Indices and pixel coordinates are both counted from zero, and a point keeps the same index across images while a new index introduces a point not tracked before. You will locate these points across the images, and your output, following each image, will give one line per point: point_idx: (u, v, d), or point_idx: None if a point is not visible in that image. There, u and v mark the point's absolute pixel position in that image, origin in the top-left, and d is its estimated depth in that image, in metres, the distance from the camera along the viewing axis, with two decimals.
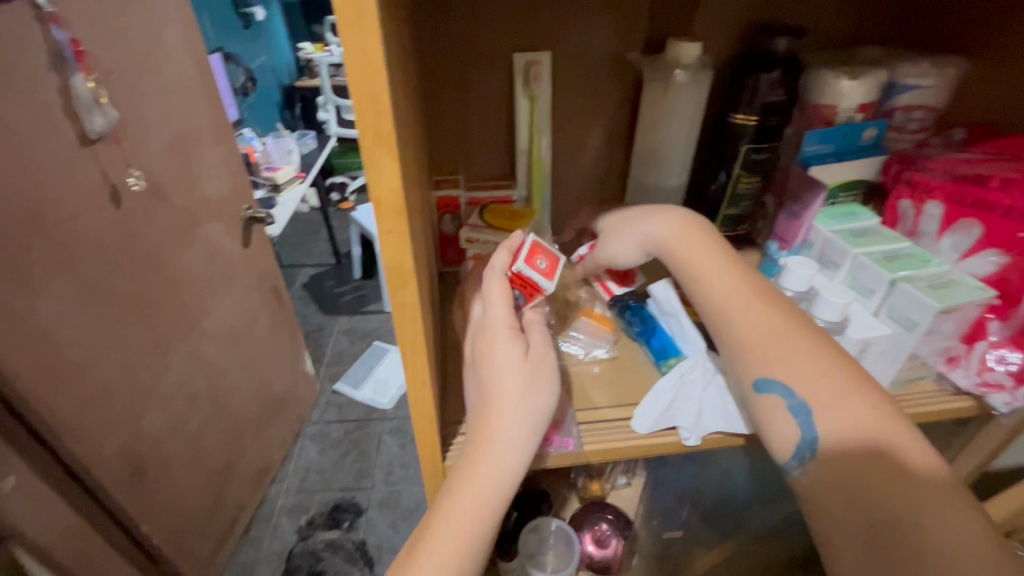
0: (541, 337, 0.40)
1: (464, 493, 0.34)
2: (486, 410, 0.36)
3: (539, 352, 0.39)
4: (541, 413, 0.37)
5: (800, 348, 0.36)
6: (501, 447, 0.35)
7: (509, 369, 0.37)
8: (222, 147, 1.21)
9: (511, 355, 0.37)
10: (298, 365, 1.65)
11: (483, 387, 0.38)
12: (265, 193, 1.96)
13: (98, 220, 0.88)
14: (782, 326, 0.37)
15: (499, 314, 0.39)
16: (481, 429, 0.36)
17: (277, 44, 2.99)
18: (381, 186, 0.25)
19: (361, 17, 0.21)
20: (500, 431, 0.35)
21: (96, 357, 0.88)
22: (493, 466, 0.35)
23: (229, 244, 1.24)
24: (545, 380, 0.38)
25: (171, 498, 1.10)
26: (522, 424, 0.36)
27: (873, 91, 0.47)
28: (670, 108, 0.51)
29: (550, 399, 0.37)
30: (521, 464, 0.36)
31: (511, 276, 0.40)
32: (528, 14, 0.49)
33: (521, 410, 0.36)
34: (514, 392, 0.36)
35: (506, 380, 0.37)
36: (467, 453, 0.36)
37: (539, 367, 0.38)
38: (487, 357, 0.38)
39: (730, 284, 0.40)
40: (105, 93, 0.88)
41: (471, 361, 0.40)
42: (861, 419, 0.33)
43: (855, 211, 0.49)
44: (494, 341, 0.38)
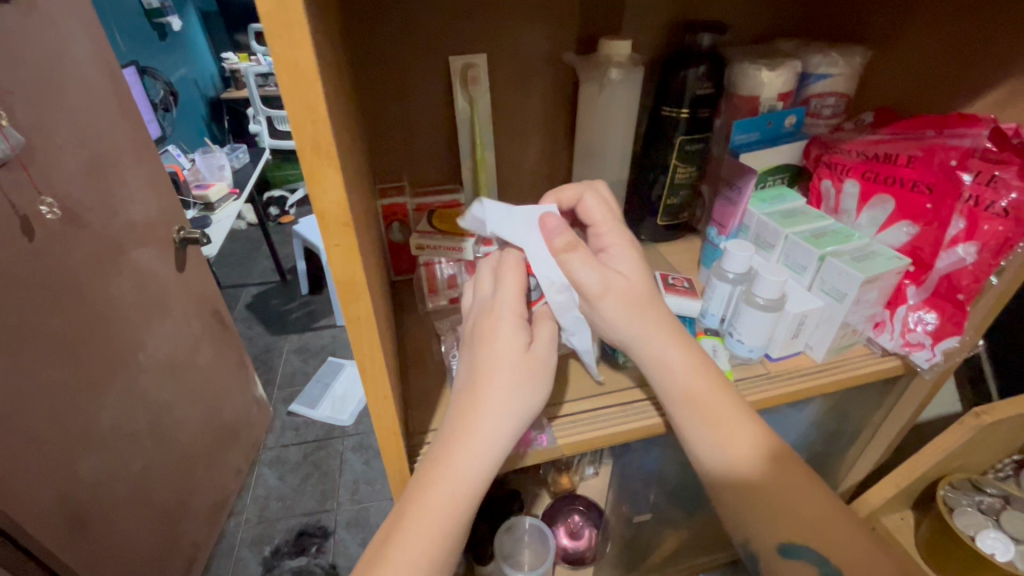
0: (548, 332, 0.40)
1: (441, 482, 0.34)
2: (473, 399, 0.36)
3: (542, 346, 0.39)
4: (529, 407, 0.37)
5: (736, 420, 0.40)
6: (479, 436, 0.35)
7: (508, 356, 0.37)
8: (145, 166, 1.14)
9: (513, 345, 0.37)
10: (248, 390, 1.58)
11: (472, 368, 0.38)
12: (198, 212, 1.86)
13: (10, 254, 0.80)
14: (718, 398, 0.40)
15: (507, 299, 0.39)
16: (464, 414, 0.36)
17: (198, 55, 2.84)
18: (324, 199, 0.24)
19: (288, 26, 0.20)
20: (484, 423, 0.35)
21: (19, 404, 0.80)
22: (470, 454, 0.35)
23: (161, 269, 1.17)
24: (541, 377, 0.38)
25: (118, 545, 1.02)
26: (508, 416, 0.36)
27: (790, 80, 0.50)
28: (605, 105, 0.52)
29: (543, 395, 0.37)
30: (498, 458, 0.36)
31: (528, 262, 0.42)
32: (461, 17, 0.49)
33: (511, 401, 0.36)
34: (505, 381, 0.36)
35: (501, 368, 0.37)
36: (445, 438, 0.36)
37: (538, 361, 0.38)
38: (486, 340, 0.38)
39: (689, 368, 0.40)
40: (5, 115, 0.80)
41: (464, 342, 0.40)
42: (792, 490, 0.39)
43: (783, 194, 0.52)
44: (498, 327, 0.38)
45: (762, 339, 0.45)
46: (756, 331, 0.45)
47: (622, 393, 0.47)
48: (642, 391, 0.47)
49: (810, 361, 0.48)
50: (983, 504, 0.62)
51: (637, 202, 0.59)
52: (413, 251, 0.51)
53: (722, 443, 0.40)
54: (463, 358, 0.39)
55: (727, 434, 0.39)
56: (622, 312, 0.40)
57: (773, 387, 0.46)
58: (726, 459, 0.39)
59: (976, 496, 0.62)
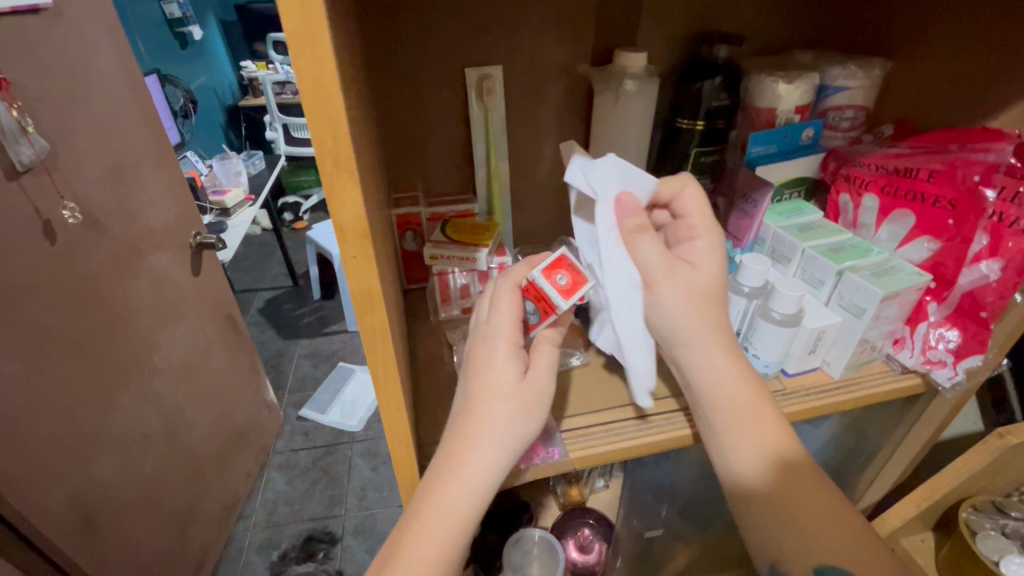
0: (547, 361, 0.39)
1: (433, 514, 0.34)
2: (466, 432, 0.36)
3: (538, 378, 0.38)
4: (521, 441, 0.36)
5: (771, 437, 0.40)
6: (472, 470, 0.35)
7: (503, 388, 0.36)
8: (164, 172, 1.16)
9: (508, 375, 0.37)
10: (259, 394, 1.59)
11: (468, 396, 0.37)
12: (214, 217, 1.89)
13: (32, 257, 0.82)
14: (759, 409, 0.40)
15: (503, 326, 0.38)
16: (457, 445, 0.35)
17: (216, 64, 2.90)
18: (343, 211, 0.24)
19: (312, 39, 0.20)
20: (476, 457, 0.35)
21: (35, 405, 0.82)
22: (464, 488, 0.35)
23: (177, 273, 1.19)
24: (535, 409, 0.37)
25: (129, 547, 1.03)
26: (500, 449, 0.35)
27: (808, 92, 0.50)
28: (620, 117, 0.52)
29: (534, 428, 0.37)
30: (489, 489, 0.36)
31: (526, 285, 0.40)
32: (477, 30, 0.49)
33: (503, 435, 0.35)
34: (500, 414, 0.36)
35: (496, 401, 0.36)
36: (438, 466, 0.35)
37: (533, 395, 0.37)
38: (482, 369, 0.37)
39: (737, 376, 0.40)
40: (31, 121, 0.82)
41: (462, 367, 0.39)
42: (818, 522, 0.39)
43: (800, 207, 0.52)
44: (494, 355, 0.37)
45: (779, 353, 0.45)
46: (773, 345, 0.44)
47: (633, 408, 0.46)
48: (655, 406, 0.46)
49: (827, 377, 0.47)
50: (1008, 529, 0.60)
51: None
52: (427, 261, 0.52)
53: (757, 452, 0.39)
54: (460, 383, 0.39)
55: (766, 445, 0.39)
56: (691, 310, 0.39)
57: (791, 403, 0.45)
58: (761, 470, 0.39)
59: (1001, 519, 0.60)
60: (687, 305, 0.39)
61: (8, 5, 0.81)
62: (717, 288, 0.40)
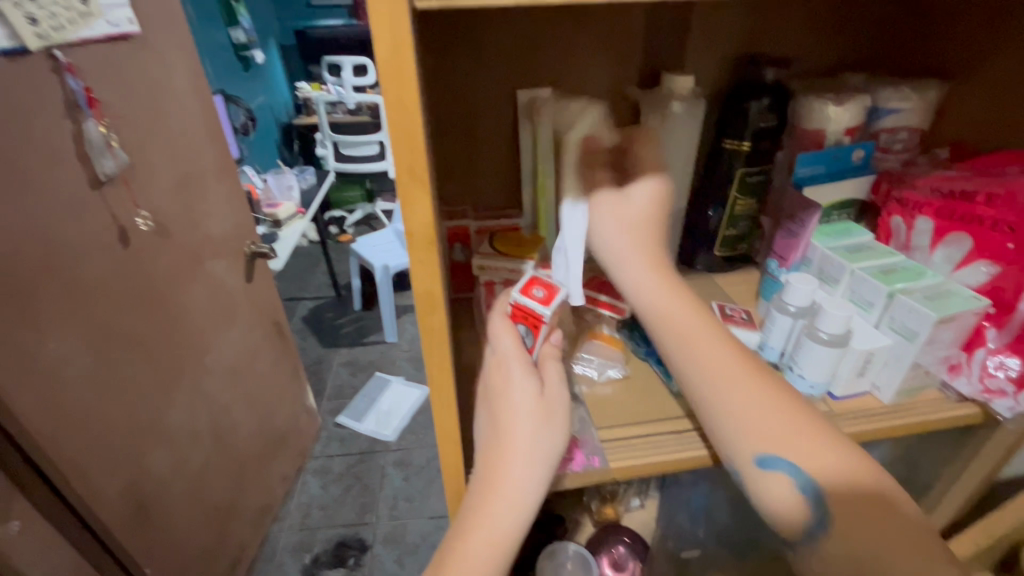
0: (556, 370, 0.43)
1: (478, 533, 0.38)
2: (498, 453, 0.39)
3: (552, 390, 0.42)
4: (551, 452, 0.40)
5: (795, 425, 0.38)
6: (510, 489, 0.38)
7: (524, 407, 0.40)
8: (226, 184, 1.24)
9: (527, 394, 0.40)
10: (300, 399, 1.64)
11: (494, 422, 0.41)
12: (267, 229, 1.99)
13: (107, 260, 0.90)
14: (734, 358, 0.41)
15: (511, 350, 0.42)
16: (493, 470, 0.39)
17: (274, 85, 3.08)
18: (415, 219, 0.27)
19: (399, 67, 0.23)
20: (513, 475, 0.38)
21: (102, 396, 0.88)
22: (505, 506, 0.38)
23: (232, 279, 1.26)
24: (557, 420, 0.40)
25: (174, 538, 1.08)
26: (534, 466, 0.39)
27: (857, 115, 0.50)
28: (667, 138, 0.54)
29: (561, 438, 0.40)
30: (529, 505, 0.39)
31: (512, 311, 0.44)
32: (529, 55, 0.52)
33: (534, 450, 0.39)
34: (526, 433, 0.39)
35: (520, 421, 0.39)
36: (478, 490, 0.39)
37: (551, 406, 0.41)
38: (503, 393, 0.41)
39: (685, 304, 0.45)
40: (114, 137, 0.90)
41: (484, 396, 0.43)
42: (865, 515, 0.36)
43: (849, 228, 0.51)
44: (509, 379, 0.41)
45: (825, 375, 0.44)
46: (819, 366, 0.44)
47: (675, 421, 0.46)
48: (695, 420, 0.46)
49: (877, 403, 0.46)
50: None
51: (693, 235, 0.61)
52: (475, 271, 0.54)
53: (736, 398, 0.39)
54: (484, 411, 0.43)
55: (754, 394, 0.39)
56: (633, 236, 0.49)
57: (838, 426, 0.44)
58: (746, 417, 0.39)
59: None
60: (615, 224, 0.49)
61: (102, 33, 0.89)
62: (649, 222, 0.50)
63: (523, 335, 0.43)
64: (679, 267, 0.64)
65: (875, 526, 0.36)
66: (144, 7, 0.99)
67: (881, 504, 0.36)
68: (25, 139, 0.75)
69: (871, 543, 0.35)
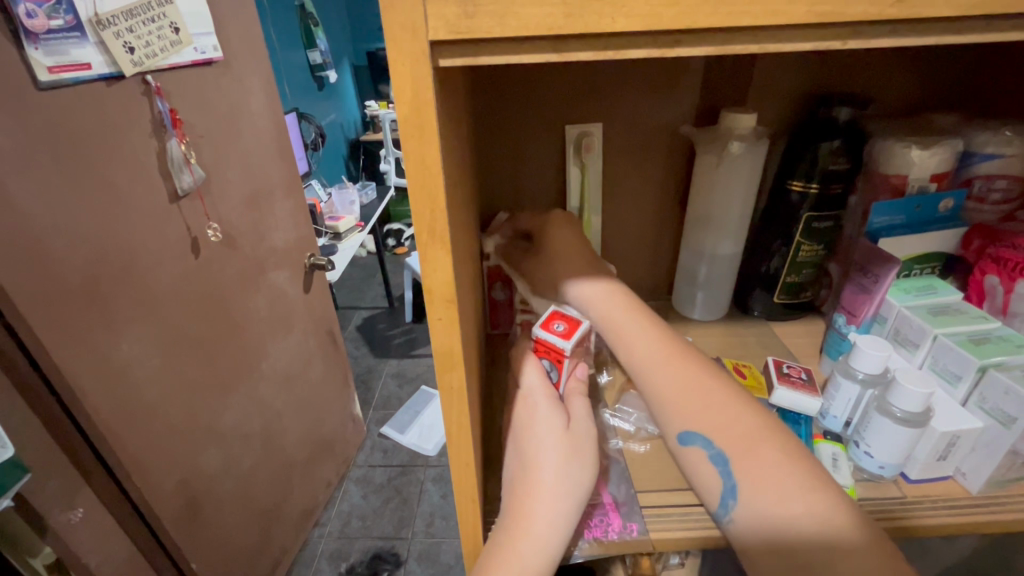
0: (583, 407, 0.42)
1: (503, 566, 0.33)
2: (524, 482, 0.37)
3: (580, 424, 0.40)
4: (582, 487, 0.37)
5: (787, 477, 0.33)
6: (537, 523, 0.35)
7: (550, 438, 0.38)
8: (292, 199, 1.30)
9: (553, 426, 0.39)
10: (347, 407, 1.68)
11: (521, 457, 0.38)
12: (328, 241, 2.08)
13: (178, 269, 0.95)
14: (723, 399, 0.38)
15: (537, 383, 0.42)
16: (519, 503, 0.36)
17: (345, 103, 3.24)
18: (434, 277, 0.25)
19: (422, 128, 0.21)
20: (540, 507, 0.35)
21: (164, 398, 0.93)
22: (532, 542, 0.34)
23: (291, 289, 1.31)
24: (586, 453, 0.38)
25: (221, 537, 1.12)
26: (564, 498, 0.36)
27: (947, 160, 0.45)
28: (724, 178, 0.51)
29: (591, 474, 0.38)
30: (559, 542, 0.35)
31: (536, 346, 0.44)
32: (581, 90, 0.50)
33: (563, 482, 0.36)
34: (554, 463, 0.37)
35: (547, 450, 0.37)
36: (503, 526, 0.35)
37: (579, 440, 0.39)
38: (530, 427, 0.39)
39: (656, 349, 0.42)
40: (193, 154, 0.96)
41: (509, 434, 0.42)
42: None
43: (934, 285, 0.46)
44: (535, 409, 0.40)
45: (897, 456, 0.39)
46: (891, 447, 0.39)
47: None
48: None
49: (962, 491, 0.40)
50: None
51: (752, 280, 0.57)
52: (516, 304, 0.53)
53: (727, 446, 0.36)
54: (510, 449, 0.41)
55: (741, 456, 0.35)
56: (596, 287, 0.46)
57: (913, 515, 0.38)
58: (741, 471, 0.34)
59: None
60: (582, 282, 0.47)
61: (190, 59, 0.96)
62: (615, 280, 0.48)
63: (544, 367, 0.43)
64: (736, 312, 0.60)
65: (783, 494, 0.33)
66: (229, 35, 1.05)
67: (798, 473, 0.33)
68: (114, 156, 0.81)
69: (774, 512, 0.32)
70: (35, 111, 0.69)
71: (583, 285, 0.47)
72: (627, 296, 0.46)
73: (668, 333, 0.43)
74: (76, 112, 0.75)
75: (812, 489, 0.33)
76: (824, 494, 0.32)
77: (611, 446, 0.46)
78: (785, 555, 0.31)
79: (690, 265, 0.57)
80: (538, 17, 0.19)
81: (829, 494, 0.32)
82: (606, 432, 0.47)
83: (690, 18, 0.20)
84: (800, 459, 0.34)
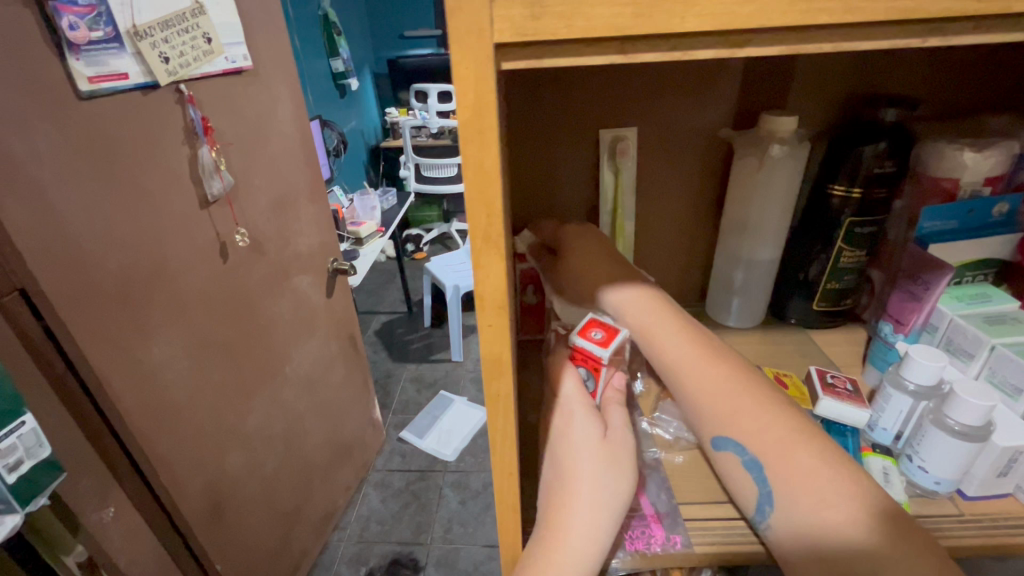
0: (621, 417, 0.41)
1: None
2: (560, 493, 0.36)
3: (617, 433, 0.39)
4: (621, 499, 0.36)
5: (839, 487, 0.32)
6: (576, 533, 0.34)
7: (586, 447, 0.37)
8: (316, 205, 1.32)
9: (589, 434, 0.38)
10: (367, 412, 1.69)
11: (556, 466, 0.37)
12: (349, 246, 2.10)
13: (207, 273, 0.97)
14: (760, 407, 0.36)
15: (573, 393, 0.41)
16: (555, 513, 0.35)
17: (365, 110, 3.28)
18: (486, 283, 0.25)
19: (481, 130, 0.21)
20: (578, 516, 0.35)
21: (192, 400, 0.94)
22: (571, 553, 0.33)
23: (315, 294, 1.32)
24: (624, 463, 0.37)
25: (243, 539, 1.13)
26: (602, 509, 0.35)
27: (1002, 163, 0.43)
28: (763, 183, 0.50)
29: (628, 486, 0.37)
30: (597, 554, 0.34)
31: (574, 353, 0.43)
32: (614, 97, 0.50)
33: (602, 493, 0.35)
34: (591, 473, 0.36)
35: (583, 459, 0.36)
36: (540, 536, 0.34)
37: (616, 450, 0.38)
38: (565, 435, 0.39)
39: (692, 354, 0.40)
40: (223, 161, 0.98)
41: (544, 443, 0.41)
42: None
43: (988, 293, 0.44)
44: (572, 419, 0.39)
45: (954, 472, 0.37)
46: (946, 462, 0.37)
47: None
48: None
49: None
50: None
51: (791, 288, 0.56)
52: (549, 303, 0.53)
53: (766, 452, 0.35)
54: (545, 459, 0.40)
55: (785, 467, 0.33)
56: (632, 293, 0.45)
57: (973, 536, 0.36)
58: (783, 481, 0.33)
59: None
60: (618, 291, 0.46)
61: (221, 68, 0.98)
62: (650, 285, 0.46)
63: (579, 374, 0.43)
64: (772, 319, 0.59)
65: (820, 503, 0.31)
66: (258, 45, 1.07)
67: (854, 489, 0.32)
68: (148, 163, 0.83)
69: (812, 525, 0.31)
70: (74, 120, 0.71)
71: (621, 292, 0.45)
72: (662, 300, 0.44)
73: (706, 337, 0.42)
74: (114, 120, 0.77)
75: (860, 498, 0.31)
76: (880, 509, 0.31)
77: (650, 456, 0.45)
78: (830, 568, 0.30)
79: (724, 270, 0.56)
80: (606, 18, 0.19)
81: (886, 513, 0.31)
82: (643, 442, 0.46)
83: (763, 17, 0.19)
84: (853, 472, 0.33)
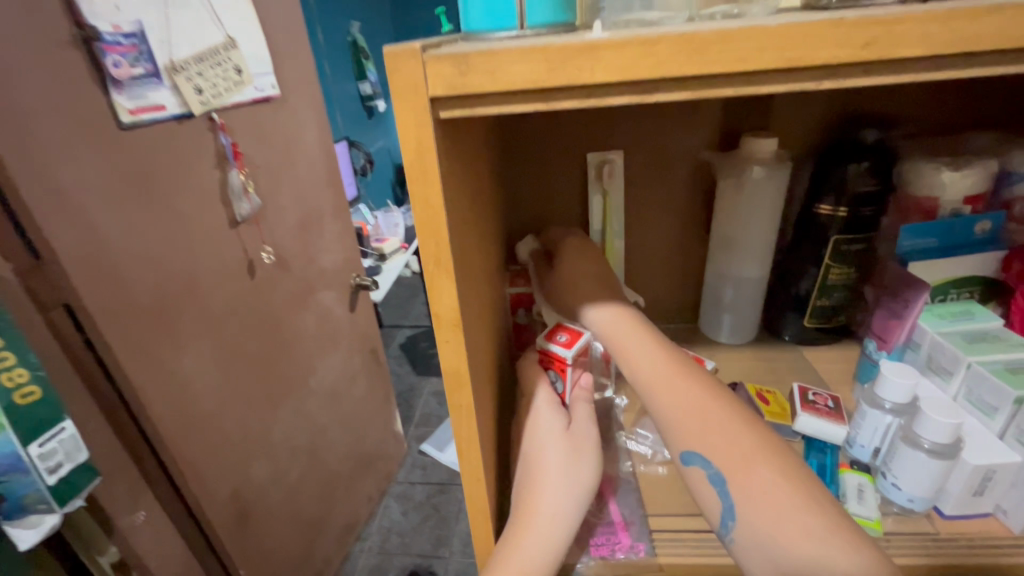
0: (585, 412, 0.43)
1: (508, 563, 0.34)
2: (529, 487, 0.38)
3: (581, 427, 0.42)
4: (585, 485, 0.38)
5: (798, 499, 0.33)
6: (542, 520, 0.36)
7: (551, 440, 0.40)
8: (339, 223, 1.38)
9: (553, 426, 0.41)
10: (389, 424, 1.73)
11: (524, 460, 0.40)
12: (373, 262, 2.16)
13: (236, 289, 1.02)
14: (724, 423, 0.36)
15: (542, 398, 0.43)
16: (524, 502, 0.37)
17: (392, 130, 3.39)
18: (440, 303, 0.28)
19: (425, 172, 0.24)
20: (545, 502, 0.37)
21: (219, 409, 0.99)
22: (537, 539, 0.35)
23: (338, 309, 1.38)
24: (587, 453, 0.40)
25: (267, 546, 1.17)
26: (566, 495, 0.37)
27: (981, 181, 0.44)
28: (747, 202, 0.51)
29: (592, 472, 0.39)
30: (562, 539, 0.36)
31: (545, 359, 0.46)
32: (600, 123, 0.52)
33: (566, 481, 0.38)
34: (557, 461, 0.38)
35: (549, 450, 0.39)
36: (510, 530, 0.36)
37: (580, 440, 0.40)
38: (533, 430, 0.41)
39: (662, 370, 0.40)
40: (251, 183, 1.04)
41: (518, 442, 0.43)
42: None
43: (971, 310, 0.44)
44: (537, 415, 0.42)
45: (928, 488, 0.37)
46: (918, 478, 0.37)
47: None
48: None
49: (1002, 530, 0.37)
50: None
51: (779, 305, 0.56)
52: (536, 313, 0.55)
53: (725, 462, 0.35)
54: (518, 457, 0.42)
55: (745, 480, 0.34)
56: (607, 312, 0.44)
57: (942, 554, 0.36)
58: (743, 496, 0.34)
59: None
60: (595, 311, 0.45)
61: (251, 97, 1.05)
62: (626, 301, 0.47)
63: (547, 376, 0.45)
64: (766, 335, 0.59)
65: (779, 515, 0.32)
66: (285, 74, 1.14)
67: (815, 501, 0.33)
68: (182, 187, 0.89)
69: (772, 542, 0.32)
70: (117, 150, 0.78)
71: (599, 313, 0.45)
72: (633, 318, 0.44)
73: (675, 352, 0.42)
74: (151, 149, 0.83)
75: (822, 512, 0.32)
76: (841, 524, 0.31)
77: (625, 469, 0.46)
78: None
79: (714, 288, 0.56)
80: (527, 73, 0.22)
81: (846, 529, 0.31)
82: (619, 455, 0.47)
83: (670, 66, 0.22)
84: (817, 487, 0.34)
